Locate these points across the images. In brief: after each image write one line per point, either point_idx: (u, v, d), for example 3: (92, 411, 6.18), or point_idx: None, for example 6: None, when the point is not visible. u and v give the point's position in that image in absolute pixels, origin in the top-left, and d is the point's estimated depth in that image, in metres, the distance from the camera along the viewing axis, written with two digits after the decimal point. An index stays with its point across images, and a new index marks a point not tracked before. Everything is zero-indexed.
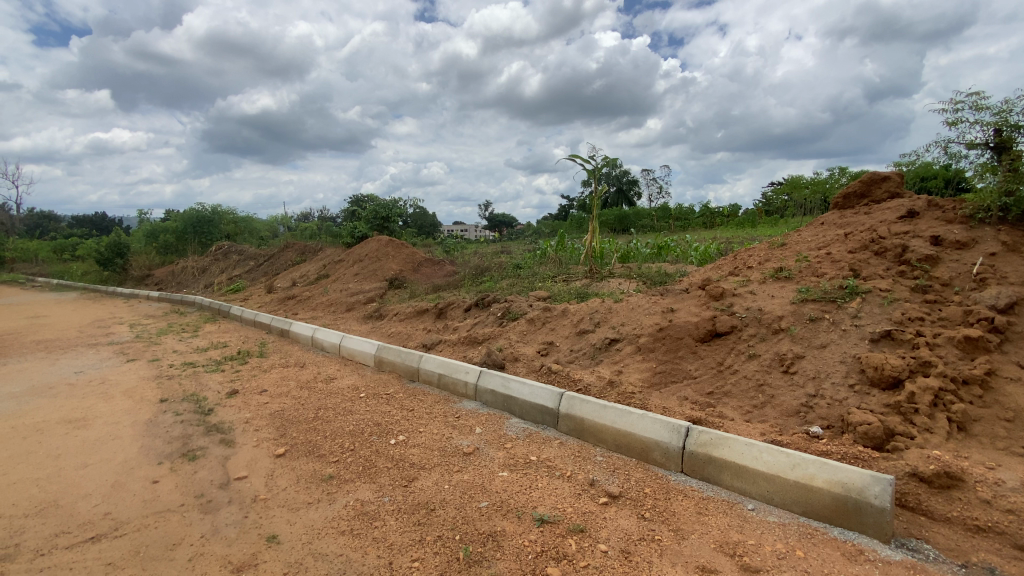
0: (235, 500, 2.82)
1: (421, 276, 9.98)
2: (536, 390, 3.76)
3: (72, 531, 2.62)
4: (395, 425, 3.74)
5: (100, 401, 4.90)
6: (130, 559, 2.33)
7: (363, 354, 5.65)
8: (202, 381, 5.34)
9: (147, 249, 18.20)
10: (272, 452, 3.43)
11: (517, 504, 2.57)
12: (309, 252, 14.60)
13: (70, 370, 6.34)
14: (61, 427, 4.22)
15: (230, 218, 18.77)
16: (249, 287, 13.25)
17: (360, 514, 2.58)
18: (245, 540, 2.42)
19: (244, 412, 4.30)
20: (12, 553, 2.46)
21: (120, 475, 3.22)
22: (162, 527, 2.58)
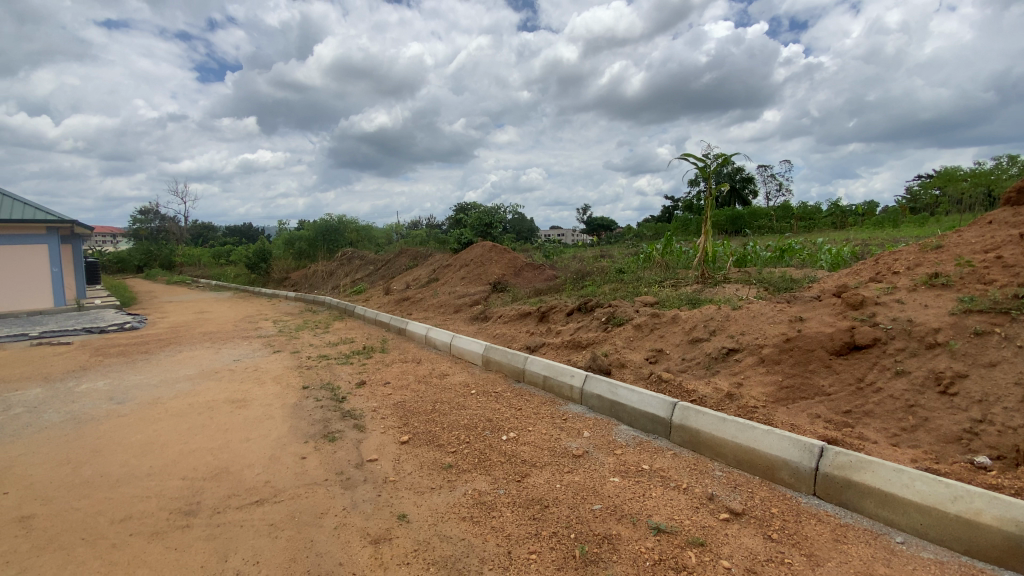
0: (368, 479, 3.14)
1: (523, 280, 10.21)
2: (646, 398, 3.68)
3: (241, 494, 3.10)
4: (505, 423, 3.89)
5: (255, 385, 5.71)
6: (288, 521, 2.70)
7: (471, 353, 5.93)
8: (335, 372, 5.99)
9: (285, 255, 20.71)
10: (397, 439, 3.75)
11: (631, 510, 2.56)
12: (420, 257, 15.63)
13: (231, 358, 7.45)
14: (228, 406, 5.00)
15: (352, 226, 20.72)
16: (369, 288, 14.53)
17: (478, 503, 2.73)
18: (379, 516, 2.68)
19: (370, 401, 4.74)
20: (198, 509, 2.97)
21: (274, 450, 3.74)
22: (312, 497, 2.95)
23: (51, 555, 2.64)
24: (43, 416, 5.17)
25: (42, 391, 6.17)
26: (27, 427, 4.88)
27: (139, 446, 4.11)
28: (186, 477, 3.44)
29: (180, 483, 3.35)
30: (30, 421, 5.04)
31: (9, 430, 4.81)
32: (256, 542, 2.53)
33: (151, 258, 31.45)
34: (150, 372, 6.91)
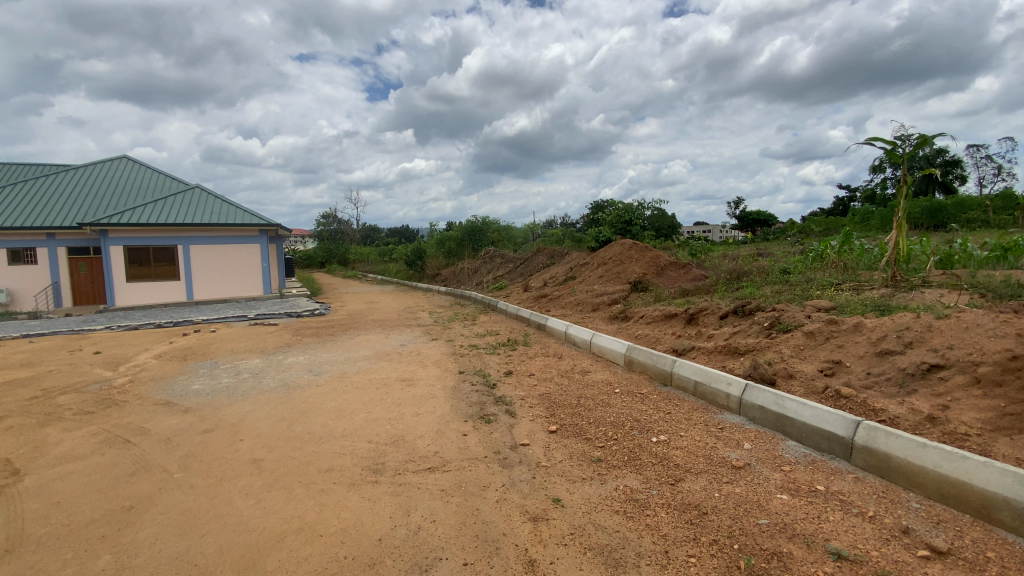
0: (523, 462, 3.36)
1: (666, 279, 9.82)
2: (820, 414, 3.33)
3: (415, 460, 3.56)
4: (655, 425, 3.84)
5: (418, 367, 6.43)
6: (456, 489, 3.04)
7: (613, 352, 5.91)
8: (485, 361, 6.46)
9: (436, 253, 22.70)
10: (546, 428, 3.94)
11: (803, 529, 2.37)
12: (558, 255, 15.92)
13: (396, 342, 8.47)
14: (398, 383, 5.72)
15: (494, 226, 21.90)
16: (509, 285, 15.25)
17: (631, 499, 2.76)
18: (536, 496, 2.87)
19: (519, 390, 5.04)
20: (383, 468, 3.49)
21: (439, 425, 4.19)
22: (474, 471, 3.27)
23: (278, 492, 3.34)
24: (263, 381, 6.47)
25: (261, 362, 7.71)
26: (254, 388, 6.17)
27: (333, 411, 4.94)
28: (371, 441, 4.04)
29: (367, 446, 3.96)
30: (255, 385, 6.35)
31: (242, 390, 6.12)
32: (430, 503, 2.89)
33: (331, 256, 37.06)
34: (335, 351, 8.18)
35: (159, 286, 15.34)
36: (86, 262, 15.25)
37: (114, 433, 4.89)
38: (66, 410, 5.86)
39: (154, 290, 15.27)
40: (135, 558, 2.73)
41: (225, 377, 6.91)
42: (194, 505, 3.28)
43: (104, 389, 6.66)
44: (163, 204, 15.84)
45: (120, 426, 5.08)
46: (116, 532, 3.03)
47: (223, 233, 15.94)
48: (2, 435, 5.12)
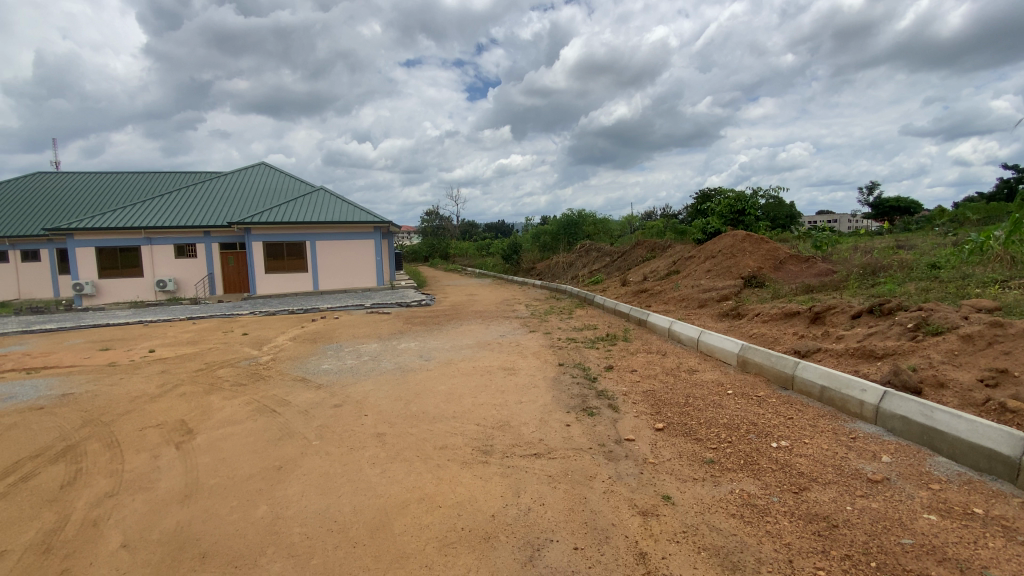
0: (630, 456, 3.34)
1: (783, 274, 9.04)
2: (982, 429, 2.89)
3: (522, 445, 3.70)
4: (774, 430, 3.59)
5: (519, 357, 6.62)
6: (563, 477, 3.12)
7: (724, 351, 5.60)
8: (585, 354, 6.47)
9: (532, 247, 22.93)
10: (652, 425, 3.86)
11: (956, 554, 2.10)
12: (659, 249, 15.30)
13: (496, 333, 8.77)
14: (500, 372, 5.94)
15: (591, 219, 21.62)
16: (607, 279, 15.01)
17: (749, 504, 2.64)
18: (645, 491, 2.86)
19: (621, 385, 4.99)
20: (492, 450, 3.68)
21: (543, 414, 4.30)
22: (580, 461, 3.33)
23: (399, 464, 3.67)
24: (381, 364, 7.08)
25: (378, 346, 8.43)
26: (372, 370, 6.77)
27: (444, 395, 5.27)
28: (479, 425, 4.25)
29: (475, 428, 4.18)
30: (374, 367, 6.97)
31: (363, 371, 6.76)
32: (538, 487, 3.01)
33: (433, 250, 39.17)
34: (442, 339, 8.68)
35: (291, 277, 17.33)
36: (233, 255, 17.71)
37: (262, 403, 5.68)
38: (225, 381, 6.92)
39: (287, 281, 17.28)
40: (286, 511, 3.17)
41: (349, 358, 7.67)
42: (330, 469, 3.73)
43: (252, 365, 7.74)
44: (294, 204, 17.85)
45: (266, 397, 5.88)
46: (270, 487, 3.54)
47: (342, 229, 17.55)
48: (180, 399, 6.18)
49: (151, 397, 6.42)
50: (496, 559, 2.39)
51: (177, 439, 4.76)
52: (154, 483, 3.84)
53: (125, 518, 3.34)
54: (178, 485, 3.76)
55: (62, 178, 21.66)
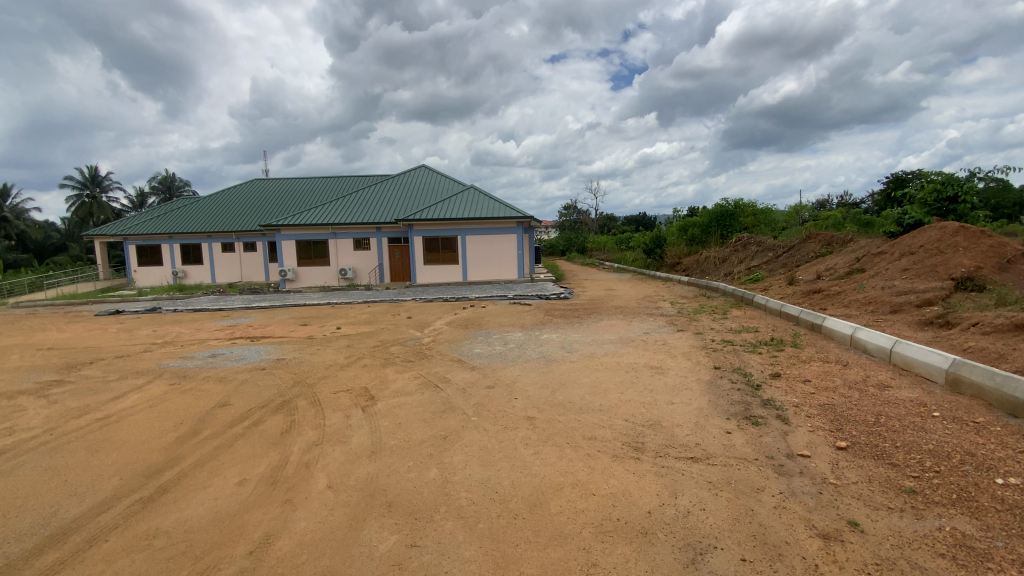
0: (805, 473, 3.04)
1: (1015, 276, 7.25)
2: None
3: (677, 447, 3.59)
4: (1001, 464, 2.94)
5: (668, 357, 6.38)
6: (725, 485, 2.96)
7: (927, 366, 4.70)
8: (746, 359, 5.97)
9: (679, 241, 21.69)
10: (831, 443, 3.44)
11: None
12: (835, 244, 13.33)
13: (642, 330, 8.55)
14: (649, 370, 5.80)
15: (749, 210, 19.74)
16: (768, 278, 13.58)
17: (964, 545, 2.22)
18: (825, 513, 2.58)
19: (790, 396, 4.51)
20: (644, 447, 3.64)
21: (699, 418, 4.11)
22: (745, 471, 3.12)
23: (551, 448, 3.83)
24: (527, 352, 7.41)
25: (524, 335, 8.80)
26: (520, 357, 7.11)
27: (590, 387, 5.33)
28: (629, 421, 4.22)
29: (625, 423, 4.17)
30: (521, 354, 7.32)
31: (512, 358, 7.13)
32: (697, 491, 2.92)
33: (573, 244, 39.57)
34: (585, 332, 8.73)
35: (445, 269, 18.90)
36: (397, 248, 19.94)
37: (427, 379, 6.35)
38: (396, 357, 7.90)
39: (441, 271, 18.92)
40: (454, 476, 3.54)
41: (497, 345, 8.16)
42: (489, 444, 4.05)
43: (416, 345, 8.70)
44: (449, 202, 19.42)
45: (429, 374, 6.56)
46: (438, 453, 3.98)
47: (491, 224, 18.61)
48: (363, 370, 7.23)
49: (340, 366, 7.62)
50: (655, 555, 2.39)
51: (362, 403, 5.60)
52: (347, 438, 4.56)
53: (329, 464, 4.04)
54: (366, 442, 4.42)
55: (273, 184, 26.53)
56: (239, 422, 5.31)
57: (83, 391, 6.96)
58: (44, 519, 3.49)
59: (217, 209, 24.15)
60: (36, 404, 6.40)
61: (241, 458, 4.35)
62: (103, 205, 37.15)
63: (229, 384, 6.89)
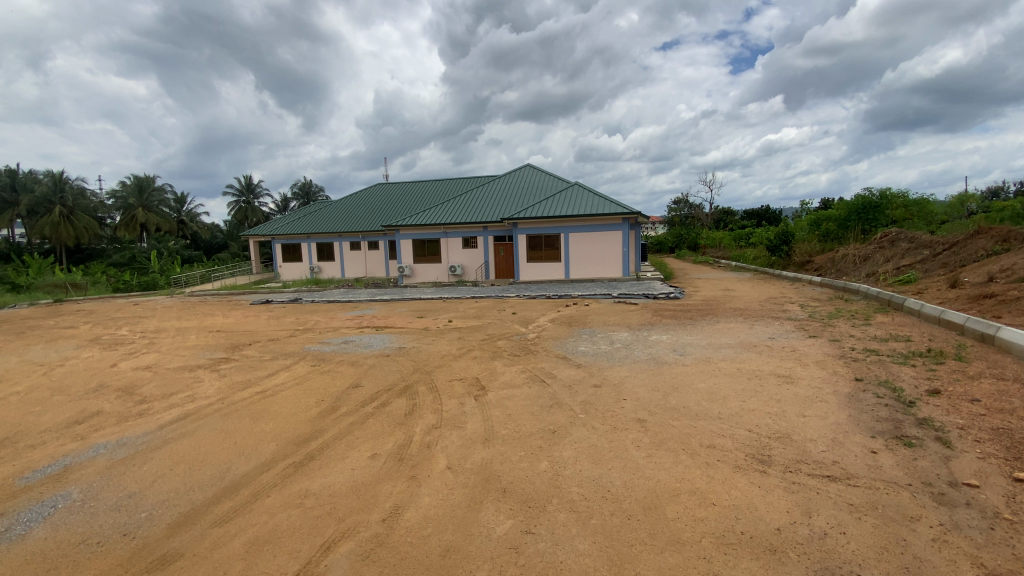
0: (972, 505, 2.62)
1: None
2: None
3: (810, 463, 3.28)
4: None
5: (797, 365, 5.82)
6: (869, 509, 2.66)
7: None
8: (894, 372, 5.24)
9: (810, 237, 19.53)
10: (1009, 474, 2.91)
11: None
12: (1017, 239, 11.05)
13: (765, 335, 7.88)
14: (774, 378, 5.34)
15: (898, 202, 17.36)
16: (924, 279, 11.75)
17: None
18: (999, 554, 2.22)
19: (953, 416, 3.88)
20: (770, 460, 3.39)
21: (836, 434, 3.71)
22: (894, 496, 2.77)
23: (664, 452, 3.72)
24: (635, 352, 7.22)
25: (631, 335, 8.59)
26: (629, 357, 6.97)
27: (706, 393, 5.06)
28: (752, 431, 3.95)
29: (747, 434, 3.90)
30: (628, 354, 7.16)
31: (619, 358, 7.01)
32: (835, 513, 2.66)
33: (684, 241, 37.97)
34: (697, 334, 8.29)
35: (550, 266, 19.04)
36: (503, 246, 20.52)
37: (534, 373, 6.49)
38: (505, 351, 8.17)
39: (545, 269, 19.11)
40: (565, 470, 3.59)
41: (604, 343, 8.08)
42: (599, 442, 4.03)
43: (523, 340, 8.91)
44: (555, 199, 19.54)
45: (536, 369, 6.70)
46: (548, 446, 4.06)
47: (597, 221, 18.37)
48: (474, 362, 7.59)
49: (454, 356, 8.09)
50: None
51: (475, 393, 5.89)
52: (463, 424, 4.85)
53: (447, 447, 4.34)
54: (479, 429, 4.66)
55: (394, 187, 28.75)
56: (368, 402, 5.89)
57: (245, 368, 8.22)
58: (222, 472, 4.19)
59: (346, 211, 26.79)
60: (211, 376, 7.70)
61: (371, 435, 4.83)
62: (255, 209, 43.09)
63: (358, 368, 7.67)
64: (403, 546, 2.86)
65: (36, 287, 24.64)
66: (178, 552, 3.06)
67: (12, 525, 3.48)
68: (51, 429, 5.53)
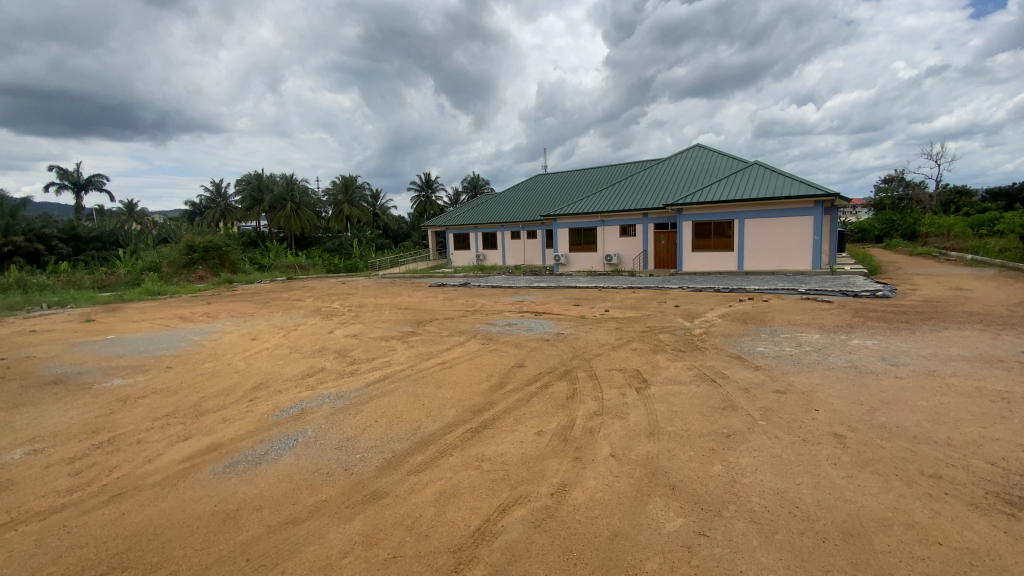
0: None
1: None
2: None
3: None
4: None
5: None
6: None
7: None
8: None
9: None
10: None
11: None
12: None
13: (1018, 348, 6.17)
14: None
15: None
16: None
17: None
18: None
19: None
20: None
21: None
22: None
23: (870, 475, 3.20)
24: (827, 358, 6.27)
25: (822, 338, 7.47)
26: (821, 363, 6.10)
27: (928, 413, 4.18)
28: (995, 465, 3.17)
29: (989, 468, 3.15)
30: (819, 359, 6.26)
31: (807, 362, 6.16)
32: None
33: (893, 229, 31.83)
34: (914, 342, 6.86)
35: (720, 256, 17.53)
36: (664, 234, 19.53)
37: (702, 371, 6.11)
38: (669, 345, 7.82)
39: (713, 259, 17.64)
40: (743, 477, 3.33)
41: (787, 345, 7.19)
42: (783, 454, 3.64)
43: (689, 335, 8.42)
44: (727, 182, 17.88)
45: (705, 367, 6.29)
46: (722, 449, 3.81)
47: (779, 205, 16.33)
48: (635, 353, 7.43)
49: (614, 346, 8.03)
50: None
51: (637, 385, 5.78)
52: (626, 415, 4.80)
53: (610, 435, 4.35)
54: (643, 422, 4.57)
55: (555, 177, 29.41)
56: (532, 382, 6.21)
57: (427, 341, 9.35)
58: (413, 429, 4.85)
59: (511, 201, 28.29)
60: (402, 346, 8.93)
61: (536, 413, 5.08)
62: (433, 202, 48.14)
63: (522, 349, 8.10)
64: (572, 523, 2.97)
65: (275, 266, 31.26)
66: (384, 491, 3.63)
67: (270, 450, 4.54)
68: (291, 379, 7.05)
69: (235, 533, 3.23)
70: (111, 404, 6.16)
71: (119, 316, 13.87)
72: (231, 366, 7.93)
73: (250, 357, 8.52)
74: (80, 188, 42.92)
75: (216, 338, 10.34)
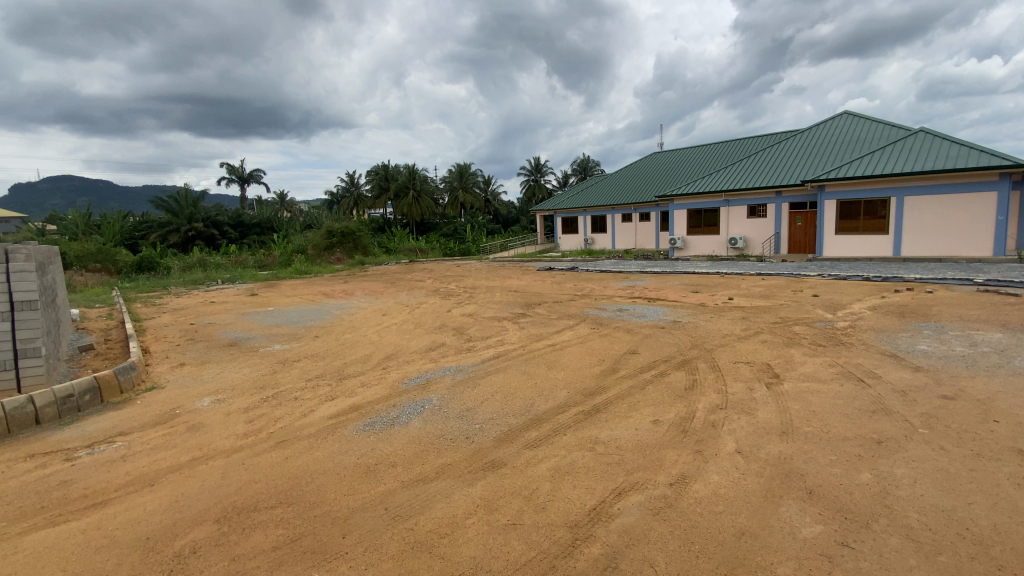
0: None
1: None
2: None
3: None
4: None
5: None
6: None
7: None
8: None
9: None
10: None
11: None
12: None
13: None
14: None
15: None
16: None
17: None
18: None
19: None
20: None
21: None
22: None
23: None
24: (1014, 362, 5.23)
25: (1006, 338, 6.24)
26: (1005, 367, 5.11)
27: None
28: None
29: None
30: (1003, 363, 5.24)
31: (984, 365, 5.20)
32: None
33: None
34: None
35: (870, 239, 15.31)
36: (800, 215, 17.67)
37: (847, 369, 5.44)
38: (805, 338, 7.09)
39: (860, 242, 15.46)
40: (898, 489, 2.94)
41: (958, 344, 6.12)
42: (952, 468, 3.14)
43: (830, 328, 7.54)
44: (882, 153, 15.49)
45: (850, 364, 5.61)
46: (870, 457, 3.39)
47: (952, 178, 13.79)
48: (764, 345, 6.86)
49: (738, 336, 7.49)
50: None
51: (767, 379, 5.35)
52: (754, 411, 4.47)
53: (735, 430, 4.09)
54: (774, 420, 4.22)
55: (670, 157, 27.84)
56: (647, 369, 6.06)
57: (539, 323, 9.54)
58: (528, 405, 5.02)
59: (622, 183, 27.39)
60: (514, 327, 9.23)
61: (652, 401, 4.94)
62: (542, 187, 48.40)
63: (636, 336, 7.89)
64: (694, 515, 2.88)
65: (399, 249, 33.93)
66: (502, 462, 3.82)
67: (401, 414, 5.00)
68: (416, 352, 7.67)
69: (374, 484, 3.64)
70: (273, 366, 7.23)
71: (276, 292, 16.14)
72: (365, 338, 8.85)
73: (382, 330, 9.43)
74: (246, 181, 50.28)
75: (352, 313, 11.59)
